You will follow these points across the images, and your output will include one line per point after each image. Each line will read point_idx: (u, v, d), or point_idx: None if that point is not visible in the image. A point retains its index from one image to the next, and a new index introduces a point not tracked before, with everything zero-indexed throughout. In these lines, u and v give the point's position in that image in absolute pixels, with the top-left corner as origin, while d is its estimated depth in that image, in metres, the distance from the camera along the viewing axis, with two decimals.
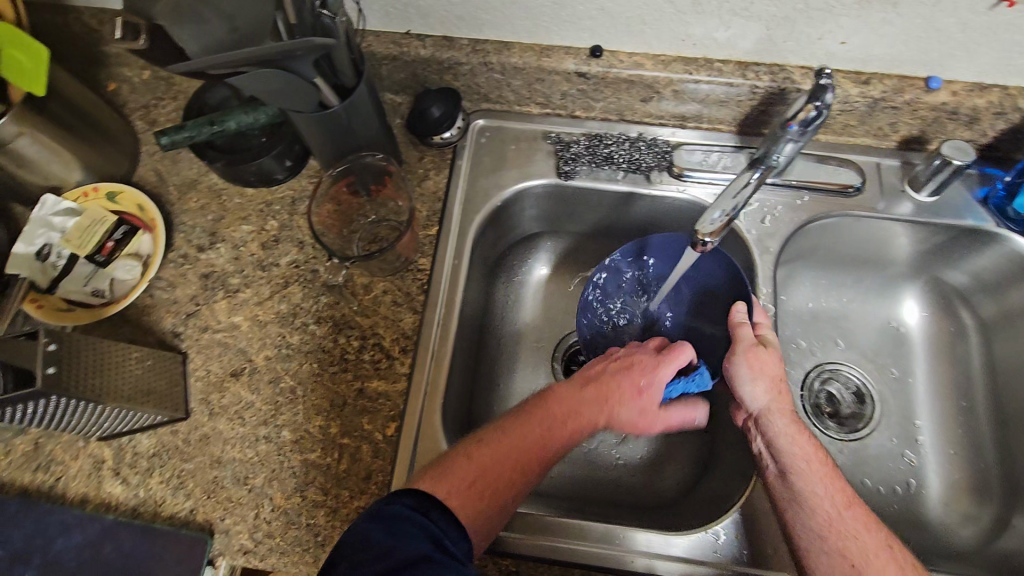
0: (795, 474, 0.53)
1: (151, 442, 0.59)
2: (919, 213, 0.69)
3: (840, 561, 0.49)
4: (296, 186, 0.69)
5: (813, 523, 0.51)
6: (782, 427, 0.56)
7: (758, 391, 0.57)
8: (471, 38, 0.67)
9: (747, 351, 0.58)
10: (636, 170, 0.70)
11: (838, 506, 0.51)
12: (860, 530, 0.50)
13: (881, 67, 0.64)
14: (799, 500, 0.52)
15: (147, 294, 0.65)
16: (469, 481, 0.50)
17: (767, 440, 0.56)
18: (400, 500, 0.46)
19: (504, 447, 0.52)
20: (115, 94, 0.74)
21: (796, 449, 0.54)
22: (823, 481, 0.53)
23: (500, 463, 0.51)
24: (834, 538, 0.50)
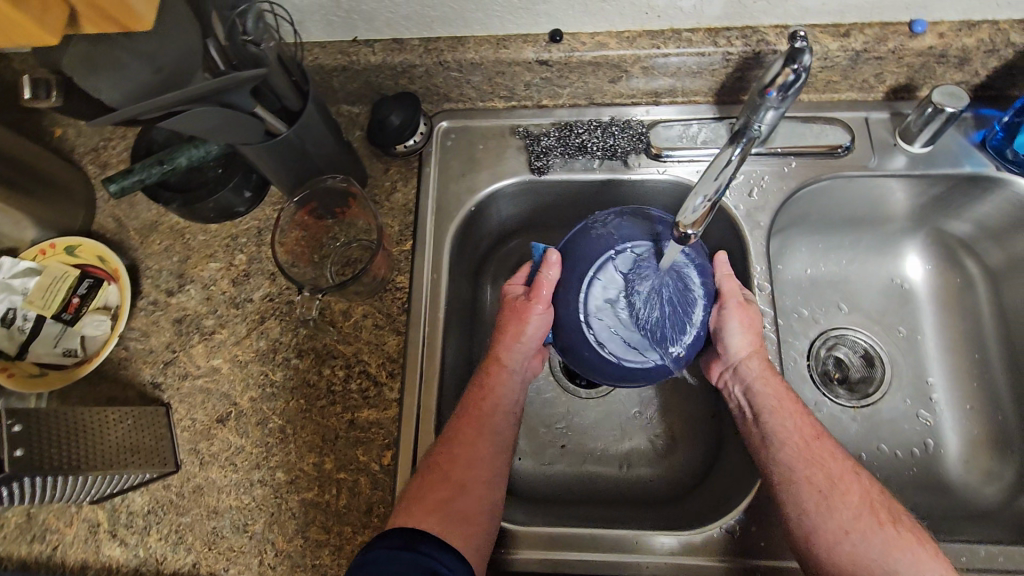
0: (765, 413, 0.55)
1: (144, 500, 0.57)
2: (913, 166, 0.66)
3: (809, 489, 0.50)
4: (261, 216, 0.67)
5: (784, 455, 0.52)
6: (756, 371, 0.57)
7: (738, 342, 0.57)
8: (422, 37, 0.63)
9: (739, 305, 0.57)
10: (611, 156, 0.66)
11: (807, 439, 0.53)
12: (825, 458, 0.51)
13: (860, 16, 0.60)
14: (771, 438, 0.54)
15: (122, 346, 0.63)
16: (422, 487, 0.52)
17: (741, 386, 0.57)
18: (383, 543, 0.45)
19: (459, 442, 0.54)
20: (62, 139, 0.70)
21: (768, 390, 0.56)
22: (792, 417, 0.54)
23: (455, 459, 0.53)
24: (804, 468, 0.51)
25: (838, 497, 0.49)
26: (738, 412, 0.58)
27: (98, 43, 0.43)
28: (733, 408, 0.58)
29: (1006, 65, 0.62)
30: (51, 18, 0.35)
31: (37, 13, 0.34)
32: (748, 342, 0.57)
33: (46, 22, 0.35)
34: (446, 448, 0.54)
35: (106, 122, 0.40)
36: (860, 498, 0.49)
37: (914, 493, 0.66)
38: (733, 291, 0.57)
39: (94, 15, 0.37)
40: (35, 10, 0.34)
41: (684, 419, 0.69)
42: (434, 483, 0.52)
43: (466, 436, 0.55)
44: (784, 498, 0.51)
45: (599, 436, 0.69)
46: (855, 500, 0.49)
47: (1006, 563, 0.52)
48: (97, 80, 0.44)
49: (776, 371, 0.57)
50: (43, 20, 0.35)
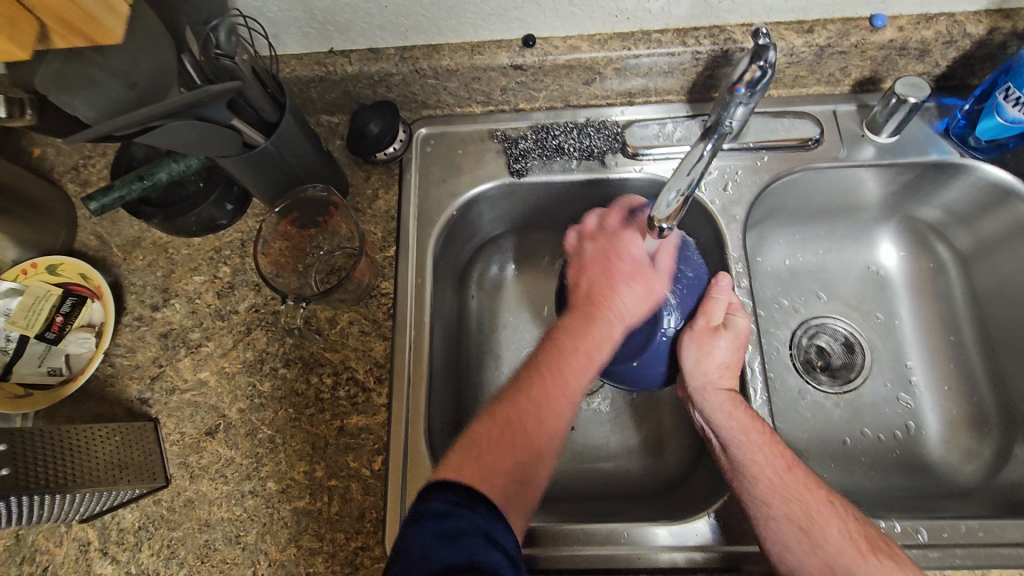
0: (734, 447, 0.54)
1: (135, 516, 0.57)
2: (882, 155, 0.68)
3: (788, 526, 0.50)
4: (244, 228, 0.67)
5: (759, 492, 0.51)
6: (720, 403, 0.56)
7: (701, 370, 0.57)
8: (398, 46, 0.64)
9: (699, 330, 0.58)
10: (589, 157, 0.68)
11: (779, 472, 0.52)
12: (801, 491, 0.51)
13: (822, 13, 0.62)
14: (743, 474, 0.53)
15: (108, 363, 0.62)
16: (498, 439, 0.49)
17: (706, 418, 0.56)
18: (440, 497, 0.43)
19: (538, 402, 0.51)
20: (41, 159, 0.70)
21: (734, 424, 0.54)
22: (762, 450, 0.53)
23: (539, 400, 0.51)
24: (781, 504, 0.50)
25: (817, 531, 0.49)
26: (708, 442, 0.57)
27: (70, 60, 0.41)
28: (702, 435, 0.58)
29: (965, 55, 0.64)
30: (20, 32, 0.34)
31: (5, 26, 0.33)
32: (708, 369, 0.57)
33: (17, 36, 0.34)
34: (521, 396, 0.52)
35: (84, 136, 0.40)
36: (839, 530, 0.49)
37: (897, 475, 0.68)
38: (710, 314, 0.59)
39: (62, 30, 0.36)
40: (3, 22, 0.33)
41: (672, 411, 0.70)
42: (504, 453, 0.49)
43: (543, 381, 0.52)
44: (763, 534, 0.50)
45: (589, 433, 0.70)
46: (835, 535, 0.49)
47: (986, 538, 0.53)
48: (72, 97, 0.42)
49: (742, 400, 0.56)
50: (12, 35, 0.34)
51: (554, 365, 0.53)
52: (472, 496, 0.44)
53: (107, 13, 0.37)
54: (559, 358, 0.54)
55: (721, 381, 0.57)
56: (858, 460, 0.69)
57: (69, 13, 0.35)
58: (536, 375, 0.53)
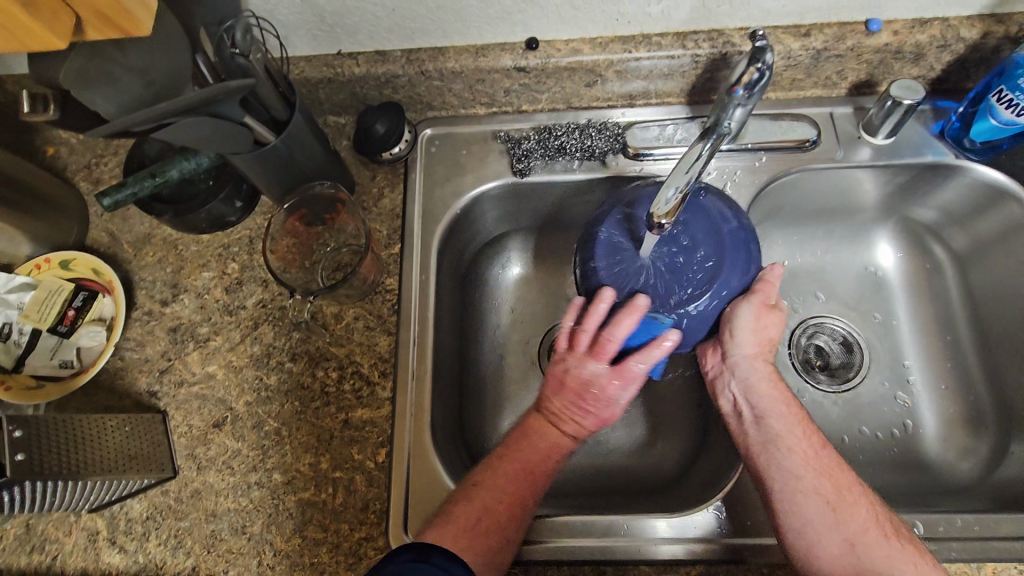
0: (770, 416, 0.55)
1: (143, 506, 0.58)
2: (878, 157, 0.69)
3: (816, 499, 0.50)
4: (252, 225, 0.68)
5: (789, 463, 0.52)
6: (762, 376, 0.58)
7: (748, 340, 0.59)
8: (404, 48, 0.65)
9: (759, 305, 0.58)
10: (590, 157, 0.69)
11: (813, 447, 0.53)
12: (833, 468, 0.52)
13: (818, 17, 0.63)
14: (775, 442, 0.54)
15: (118, 357, 0.64)
16: (478, 518, 0.51)
17: (744, 388, 0.58)
18: (400, 556, 0.43)
19: (517, 475, 0.54)
20: (55, 157, 0.72)
21: (776, 396, 0.56)
22: (797, 425, 0.55)
23: (518, 476, 0.54)
24: (812, 476, 0.51)
25: (846, 507, 0.50)
26: (737, 414, 0.58)
27: (93, 57, 0.45)
28: (730, 407, 0.59)
29: (959, 59, 0.66)
30: (60, 22, 0.35)
31: (44, 16, 0.34)
32: (755, 341, 0.59)
33: (56, 27, 0.35)
34: (494, 475, 0.54)
35: (105, 130, 0.42)
36: (866, 510, 0.50)
37: (895, 473, 0.69)
38: (769, 294, 0.59)
39: (98, 22, 0.37)
40: (42, 12, 0.34)
41: (672, 407, 0.71)
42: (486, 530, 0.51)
43: (517, 463, 0.55)
44: (787, 505, 0.51)
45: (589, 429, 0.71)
46: (863, 512, 0.49)
47: (981, 532, 0.55)
48: (91, 94, 0.45)
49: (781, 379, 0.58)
50: (52, 26, 0.35)
51: (527, 455, 0.55)
52: (429, 547, 0.43)
53: (142, 9, 0.37)
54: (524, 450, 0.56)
55: (765, 357, 0.59)
56: (856, 457, 0.70)
57: (104, 6, 0.35)
58: (502, 462, 0.55)
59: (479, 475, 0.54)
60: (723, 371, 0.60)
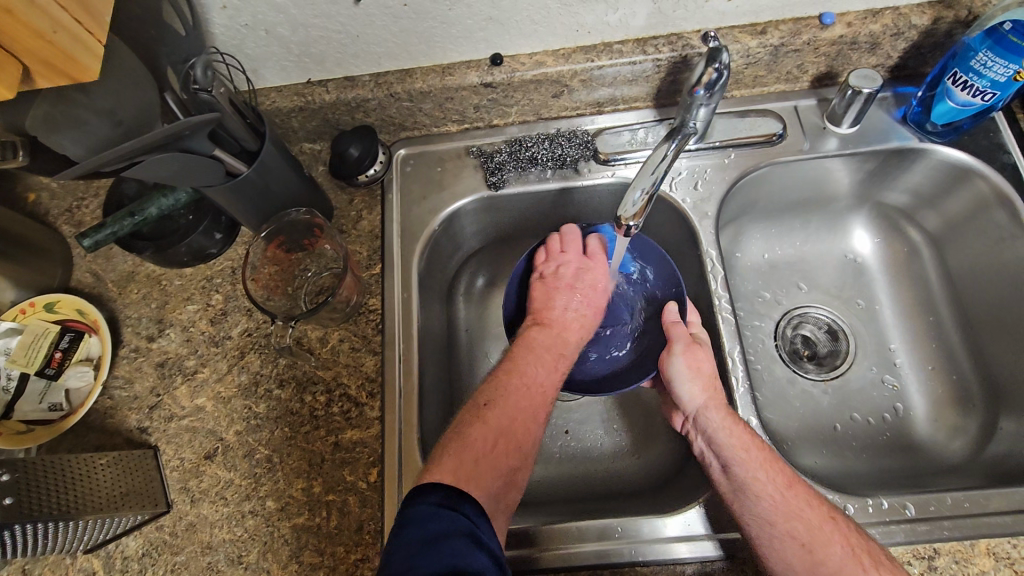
0: (736, 465, 0.54)
1: (138, 543, 0.58)
2: (845, 145, 0.70)
3: (792, 544, 0.49)
4: (233, 256, 0.69)
5: (760, 510, 0.51)
6: (718, 422, 0.56)
7: (694, 390, 0.59)
8: (372, 73, 0.67)
9: (685, 348, 0.60)
10: (563, 165, 0.70)
11: (781, 489, 0.52)
12: (803, 507, 0.50)
13: (773, 15, 0.65)
14: (745, 491, 0.52)
15: (107, 395, 0.64)
16: (491, 444, 0.52)
17: (707, 440, 0.56)
18: (427, 499, 0.45)
19: (523, 394, 0.56)
20: (36, 203, 0.73)
21: (734, 441, 0.55)
22: (762, 467, 0.53)
23: (525, 396, 0.56)
24: (783, 522, 0.50)
25: (821, 547, 0.48)
26: (706, 466, 0.56)
27: (58, 102, 0.44)
28: (700, 460, 0.57)
29: (914, 45, 0.67)
30: (6, 73, 0.35)
31: None
32: (700, 388, 0.58)
33: (3, 77, 0.34)
34: (500, 384, 0.56)
35: (76, 171, 0.43)
36: (842, 545, 0.48)
37: (888, 456, 0.69)
38: (682, 334, 0.61)
39: (42, 70, 0.36)
40: None
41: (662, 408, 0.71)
42: (501, 452, 0.52)
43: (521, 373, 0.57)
44: (764, 552, 0.50)
45: (582, 435, 0.71)
46: (839, 549, 0.48)
47: (972, 508, 0.55)
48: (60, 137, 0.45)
49: (738, 418, 0.57)
50: None
51: (520, 393, 0.56)
52: (459, 496, 0.45)
53: (85, 53, 0.38)
54: (528, 358, 0.59)
55: (719, 402, 0.58)
56: (849, 444, 0.70)
57: (51, 56, 0.36)
58: (508, 379, 0.57)
59: (488, 392, 0.56)
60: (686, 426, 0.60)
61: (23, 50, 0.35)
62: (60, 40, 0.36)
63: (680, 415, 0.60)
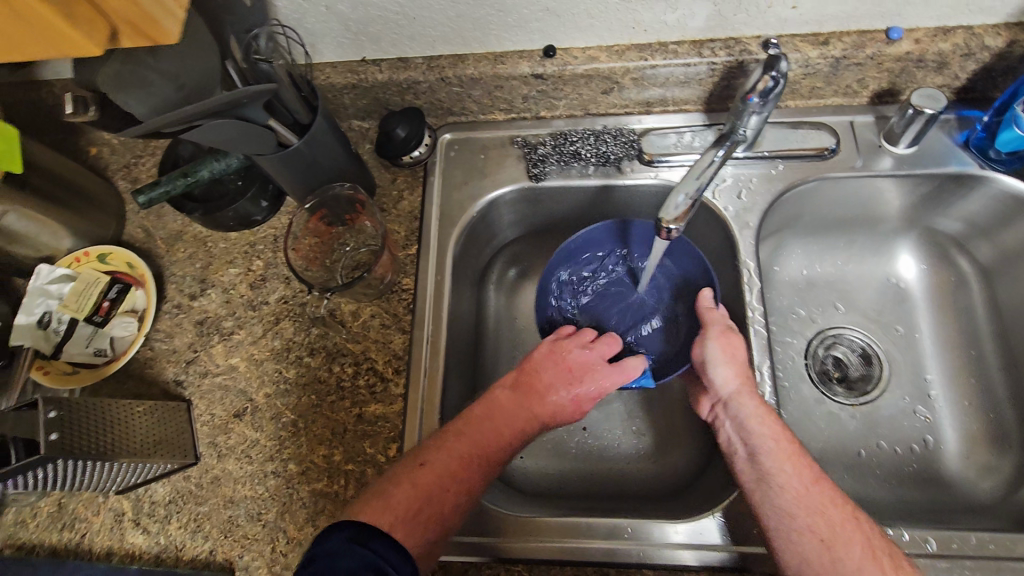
0: (761, 452, 0.53)
1: (166, 490, 0.61)
2: (899, 166, 0.68)
3: (810, 539, 0.48)
4: (277, 224, 0.71)
5: (780, 500, 0.50)
6: (751, 409, 0.56)
7: (727, 374, 0.58)
8: (425, 56, 0.68)
9: (721, 334, 0.60)
10: (606, 163, 0.70)
11: (806, 482, 0.51)
12: (826, 504, 0.49)
13: (837, 26, 0.63)
14: (767, 480, 0.52)
15: (148, 346, 0.67)
16: (415, 509, 0.49)
17: (736, 424, 0.56)
18: (336, 534, 0.42)
19: (460, 455, 0.52)
20: (97, 157, 0.76)
21: (764, 429, 0.54)
22: (789, 459, 0.52)
23: (464, 458, 0.52)
24: (805, 515, 0.49)
25: (841, 546, 0.47)
26: (731, 451, 0.56)
27: (127, 61, 0.47)
28: (726, 446, 0.57)
29: (985, 68, 0.65)
30: (95, 30, 0.37)
31: (83, 26, 0.36)
32: (736, 373, 0.58)
33: (92, 34, 0.37)
34: (448, 438, 0.53)
35: (138, 132, 0.44)
36: (862, 547, 0.47)
37: (913, 488, 0.67)
38: (717, 320, 0.61)
39: (130, 32, 0.38)
40: (81, 22, 0.36)
41: (682, 414, 0.71)
42: (418, 516, 0.48)
43: (470, 433, 0.54)
44: (779, 542, 0.49)
45: (600, 434, 0.71)
46: (858, 550, 0.47)
47: (997, 550, 0.53)
48: (127, 97, 0.47)
49: (772, 409, 0.56)
50: (87, 33, 0.36)
51: (454, 458, 0.52)
52: (371, 532, 0.42)
53: (169, 17, 0.39)
54: (480, 422, 0.54)
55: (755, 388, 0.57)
56: (872, 472, 0.68)
57: (137, 17, 0.37)
58: (457, 438, 0.53)
59: (430, 446, 0.53)
60: (716, 410, 0.59)
61: (113, 12, 0.36)
62: (148, 4, 0.37)
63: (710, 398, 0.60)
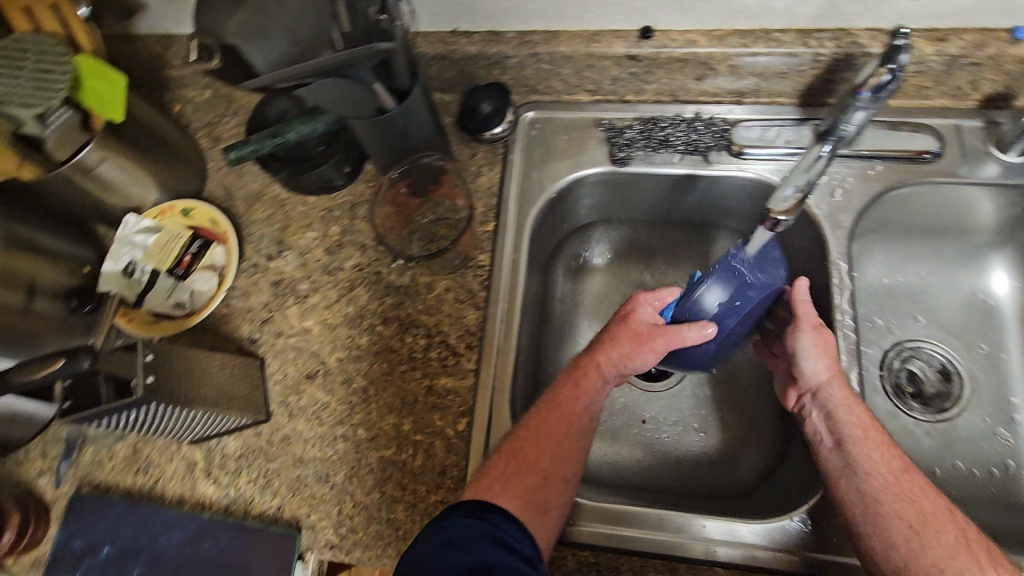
0: (851, 442, 0.53)
1: (238, 444, 0.62)
2: (1006, 175, 0.64)
3: (900, 525, 0.48)
4: (355, 192, 0.71)
5: (868, 487, 0.50)
6: (840, 399, 0.54)
7: (818, 367, 0.56)
8: (518, 30, 0.66)
9: (814, 329, 0.56)
10: (693, 152, 0.68)
11: (896, 472, 0.50)
12: (917, 493, 0.49)
13: (958, 22, 0.60)
14: (855, 467, 0.52)
15: (224, 303, 0.68)
16: (514, 481, 0.51)
17: (825, 415, 0.55)
18: (455, 511, 0.47)
19: (547, 440, 0.53)
20: (181, 113, 0.77)
21: (853, 419, 0.53)
22: (879, 448, 0.52)
23: (552, 442, 0.53)
24: (893, 501, 0.49)
25: (931, 533, 0.47)
26: (817, 441, 0.56)
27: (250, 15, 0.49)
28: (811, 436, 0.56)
29: None
30: None
31: None
32: (827, 366, 0.56)
33: None
34: (531, 426, 0.54)
35: (254, 84, 0.46)
36: (955, 536, 0.47)
37: (992, 511, 0.64)
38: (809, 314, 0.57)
39: None
40: None
41: (750, 415, 0.69)
42: (518, 493, 0.50)
43: (548, 421, 0.54)
44: (864, 527, 0.49)
45: (663, 428, 0.70)
46: (950, 538, 0.46)
47: None
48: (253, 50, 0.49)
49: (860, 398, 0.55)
50: None
51: (541, 440, 0.53)
52: (482, 506, 0.48)
53: None
54: (553, 413, 0.54)
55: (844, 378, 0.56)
56: (947, 492, 0.66)
57: None
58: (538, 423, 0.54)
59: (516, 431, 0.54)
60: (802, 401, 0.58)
61: None
62: None
63: (796, 390, 0.59)
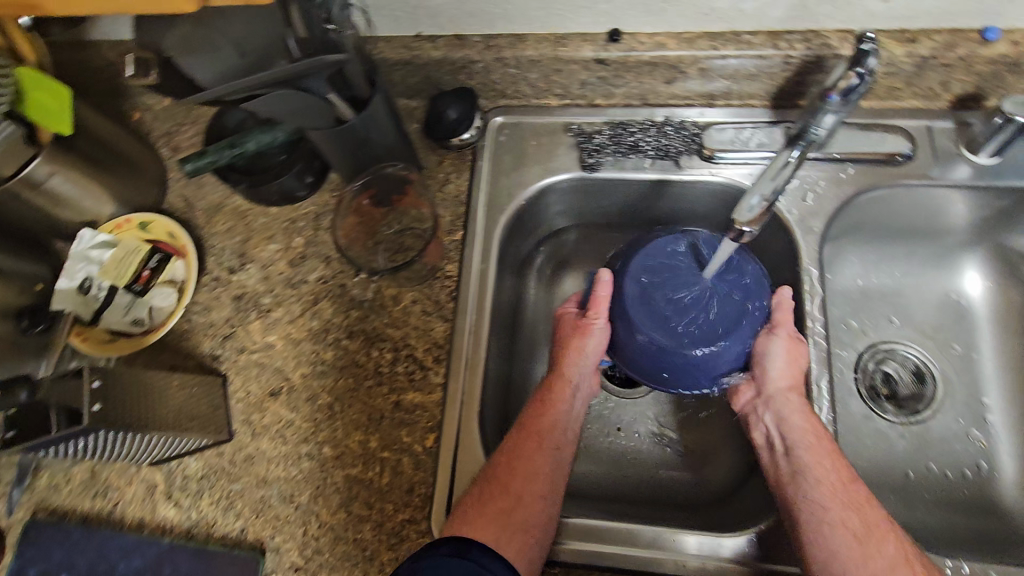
0: (800, 448, 0.53)
1: (199, 465, 0.60)
2: (978, 177, 0.64)
3: (843, 533, 0.47)
4: (318, 202, 0.69)
5: (816, 494, 0.50)
6: (796, 406, 0.55)
7: (782, 373, 0.56)
8: (483, 34, 0.65)
9: (791, 337, 0.57)
10: (664, 156, 0.67)
11: (843, 480, 0.50)
12: (861, 502, 0.49)
13: (927, 22, 0.59)
14: (803, 473, 0.51)
15: (185, 319, 0.66)
16: (499, 511, 0.51)
17: (778, 420, 0.55)
18: (439, 550, 0.45)
19: (525, 465, 0.53)
20: (140, 122, 0.75)
21: (806, 426, 0.54)
22: (827, 457, 0.52)
23: (529, 469, 0.53)
24: (839, 508, 0.49)
25: (873, 542, 0.47)
26: (771, 447, 0.55)
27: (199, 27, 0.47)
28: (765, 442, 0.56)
29: None
30: None
31: None
32: (789, 373, 0.56)
33: None
34: (510, 453, 0.54)
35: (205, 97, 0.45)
36: (895, 547, 0.47)
37: (966, 515, 0.64)
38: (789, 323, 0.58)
39: None
40: None
41: (725, 422, 0.68)
42: (503, 521, 0.51)
43: (525, 446, 0.55)
44: (811, 535, 0.48)
45: (637, 437, 0.69)
46: (891, 549, 0.46)
47: None
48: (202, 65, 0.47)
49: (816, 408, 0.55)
50: None
51: (518, 466, 0.53)
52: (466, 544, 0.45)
53: None
54: (528, 436, 0.55)
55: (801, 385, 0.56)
56: (921, 496, 0.65)
57: None
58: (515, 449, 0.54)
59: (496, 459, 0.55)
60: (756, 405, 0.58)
61: None
62: None
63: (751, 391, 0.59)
